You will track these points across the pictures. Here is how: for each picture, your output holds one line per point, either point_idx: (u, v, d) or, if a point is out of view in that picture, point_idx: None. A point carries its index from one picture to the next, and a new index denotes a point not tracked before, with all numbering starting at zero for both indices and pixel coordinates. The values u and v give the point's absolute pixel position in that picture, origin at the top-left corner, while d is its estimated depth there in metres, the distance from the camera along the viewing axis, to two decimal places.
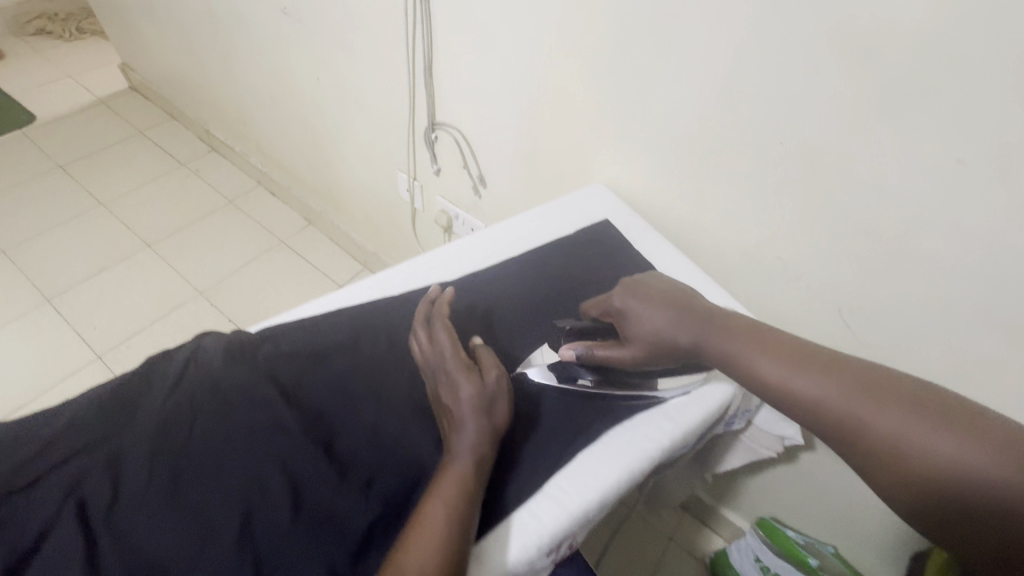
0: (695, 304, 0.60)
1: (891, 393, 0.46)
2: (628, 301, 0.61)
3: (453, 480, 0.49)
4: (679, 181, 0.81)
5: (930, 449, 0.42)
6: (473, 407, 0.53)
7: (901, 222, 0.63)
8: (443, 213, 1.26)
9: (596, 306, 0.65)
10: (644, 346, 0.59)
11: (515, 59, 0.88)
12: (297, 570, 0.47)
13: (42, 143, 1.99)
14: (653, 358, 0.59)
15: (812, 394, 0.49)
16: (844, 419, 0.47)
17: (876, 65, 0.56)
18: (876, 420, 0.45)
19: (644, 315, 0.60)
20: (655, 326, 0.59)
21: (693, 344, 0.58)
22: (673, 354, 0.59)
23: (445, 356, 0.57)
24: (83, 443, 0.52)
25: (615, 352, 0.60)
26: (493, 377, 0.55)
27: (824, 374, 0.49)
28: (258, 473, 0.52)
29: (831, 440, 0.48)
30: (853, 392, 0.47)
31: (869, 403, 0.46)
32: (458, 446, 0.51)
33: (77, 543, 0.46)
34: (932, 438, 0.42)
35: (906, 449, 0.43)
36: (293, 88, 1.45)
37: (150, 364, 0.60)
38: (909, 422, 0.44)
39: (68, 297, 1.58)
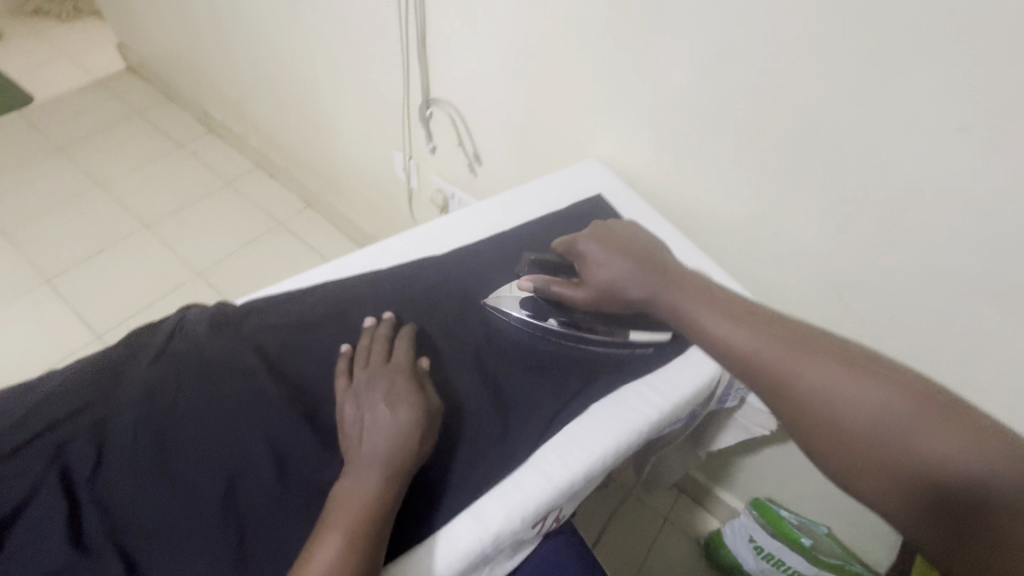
0: (653, 258, 0.61)
1: (821, 349, 0.49)
2: (590, 248, 0.63)
3: (358, 510, 0.46)
4: (674, 155, 0.79)
5: (853, 399, 0.45)
6: (409, 431, 0.50)
7: (899, 193, 0.62)
8: (439, 192, 1.25)
9: (563, 243, 0.65)
10: (596, 289, 0.60)
11: (509, 30, 0.86)
12: (281, 536, 0.48)
13: (39, 124, 1.98)
14: (604, 303, 0.61)
15: (808, 372, 0.48)
16: (779, 372, 0.50)
17: (876, 28, 0.55)
18: (807, 371, 0.48)
19: (604, 262, 0.61)
20: (609, 275, 0.60)
21: (644, 299, 0.60)
22: (621, 305, 0.61)
23: (394, 374, 0.54)
24: (68, 411, 0.52)
25: (570, 290, 0.61)
26: (436, 405, 0.53)
27: (764, 330, 0.52)
28: (243, 441, 0.52)
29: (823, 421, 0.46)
30: (789, 346, 0.50)
31: (803, 356, 0.49)
32: (374, 473, 0.48)
33: (61, 508, 0.47)
34: (929, 427, 0.41)
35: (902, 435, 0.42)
36: (288, 66, 1.43)
37: (137, 334, 0.59)
38: (836, 374, 0.47)
39: (68, 277, 1.58)
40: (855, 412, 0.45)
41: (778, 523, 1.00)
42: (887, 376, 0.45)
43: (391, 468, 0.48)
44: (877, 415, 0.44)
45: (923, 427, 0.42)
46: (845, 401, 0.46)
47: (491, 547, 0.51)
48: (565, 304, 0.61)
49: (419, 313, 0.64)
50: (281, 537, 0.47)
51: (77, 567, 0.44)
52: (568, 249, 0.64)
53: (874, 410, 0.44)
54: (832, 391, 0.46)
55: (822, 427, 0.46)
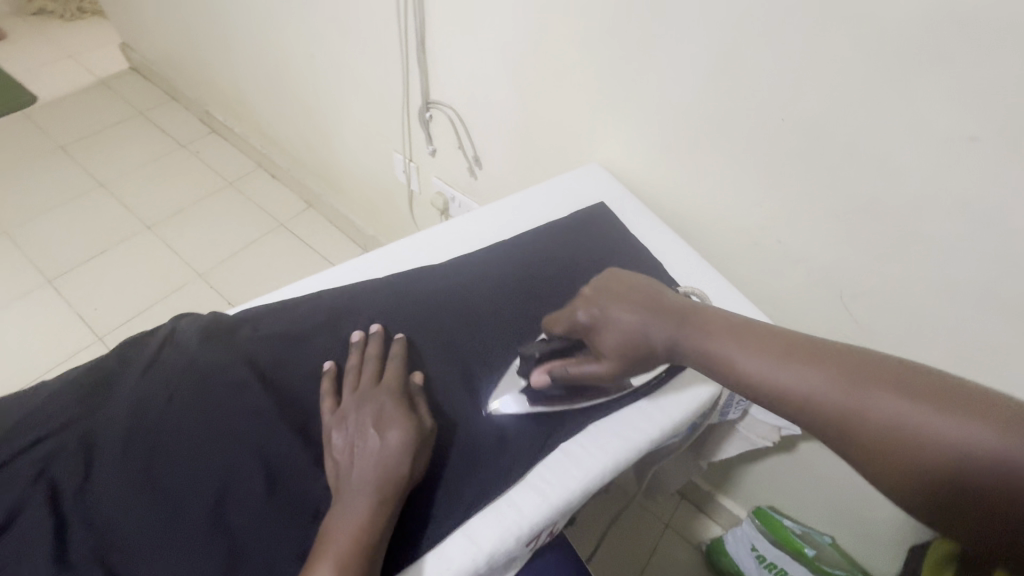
0: (666, 301, 0.55)
1: (885, 377, 0.41)
2: (594, 316, 0.56)
3: (351, 538, 0.45)
4: (677, 160, 0.78)
5: (942, 436, 0.37)
6: (401, 454, 0.49)
7: (907, 202, 0.60)
8: (439, 195, 1.23)
9: (561, 324, 0.58)
10: (619, 356, 0.54)
11: (508, 33, 0.85)
12: (270, 553, 0.47)
13: (43, 124, 1.99)
14: (631, 368, 0.55)
15: (801, 390, 0.44)
16: (842, 414, 0.42)
17: (882, 34, 0.53)
18: (876, 409, 0.40)
19: (619, 328, 0.54)
20: (627, 334, 0.54)
21: (671, 346, 0.53)
22: (651, 358, 0.54)
23: (383, 396, 0.53)
24: (57, 423, 0.51)
25: (594, 369, 0.55)
26: (430, 425, 0.53)
27: (810, 364, 0.45)
28: (231, 455, 0.51)
29: (841, 441, 0.42)
30: (846, 380, 0.42)
31: (863, 390, 0.41)
32: (365, 498, 0.47)
33: (48, 523, 0.46)
34: (954, 426, 0.37)
35: (933, 444, 0.37)
36: (289, 66, 1.42)
37: (128, 344, 0.59)
38: (910, 406, 0.39)
39: (69, 278, 1.59)
40: (950, 455, 0.36)
41: (780, 532, 0.99)
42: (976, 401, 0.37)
43: (382, 493, 0.48)
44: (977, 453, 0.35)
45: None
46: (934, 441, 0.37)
47: (485, 568, 0.50)
48: (591, 382, 0.56)
49: (415, 324, 0.63)
50: (269, 554, 0.47)
51: None
52: (569, 327, 0.58)
53: (972, 447, 0.35)
54: (913, 428, 0.38)
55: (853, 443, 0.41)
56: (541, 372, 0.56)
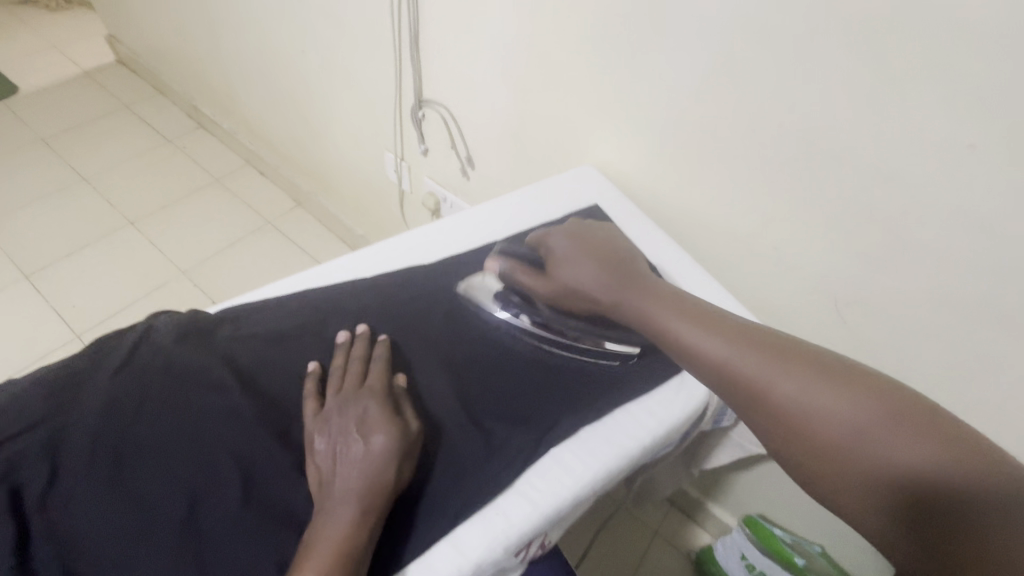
0: (625, 266, 0.60)
1: (798, 357, 0.47)
2: (558, 243, 0.62)
3: (333, 549, 0.43)
4: (672, 164, 0.77)
5: (831, 411, 0.43)
6: (385, 461, 0.47)
7: (904, 209, 0.60)
8: (431, 195, 1.22)
9: (535, 240, 0.64)
10: (565, 285, 0.59)
11: (503, 31, 0.83)
12: (244, 564, 0.44)
13: (23, 116, 1.93)
14: (575, 298, 0.59)
15: (721, 357, 0.50)
16: (749, 379, 0.47)
17: (880, 40, 0.53)
18: (779, 381, 0.46)
19: (574, 258, 0.60)
20: (580, 270, 0.59)
21: (613, 301, 0.58)
22: (591, 303, 0.59)
23: (367, 399, 0.51)
24: (21, 425, 0.49)
25: (536, 282, 0.60)
26: (416, 428, 0.51)
27: (735, 339, 0.50)
28: (207, 460, 0.48)
29: (740, 400, 0.48)
30: (764, 355, 0.48)
31: (777, 364, 0.47)
32: (349, 509, 0.45)
33: (8, 532, 0.43)
34: (835, 404, 0.43)
35: (814, 414, 0.43)
36: (279, 61, 1.40)
37: (101, 342, 0.56)
38: (810, 383, 0.45)
39: (47, 274, 1.54)
40: (836, 427, 0.42)
41: (767, 536, 0.98)
42: (866, 385, 0.43)
43: (366, 502, 0.45)
44: (849, 426, 0.42)
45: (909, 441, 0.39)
46: (826, 413, 0.43)
47: None
48: (530, 294, 0.60)
49: (403, 326, 0.61)
50: (246, 563, 0.44)
51: None
52: (537, 244, 0.63)
53: (846, 422, 0.42)
54: (808, 402, 0.44)
55: (750, 401, 0.47)
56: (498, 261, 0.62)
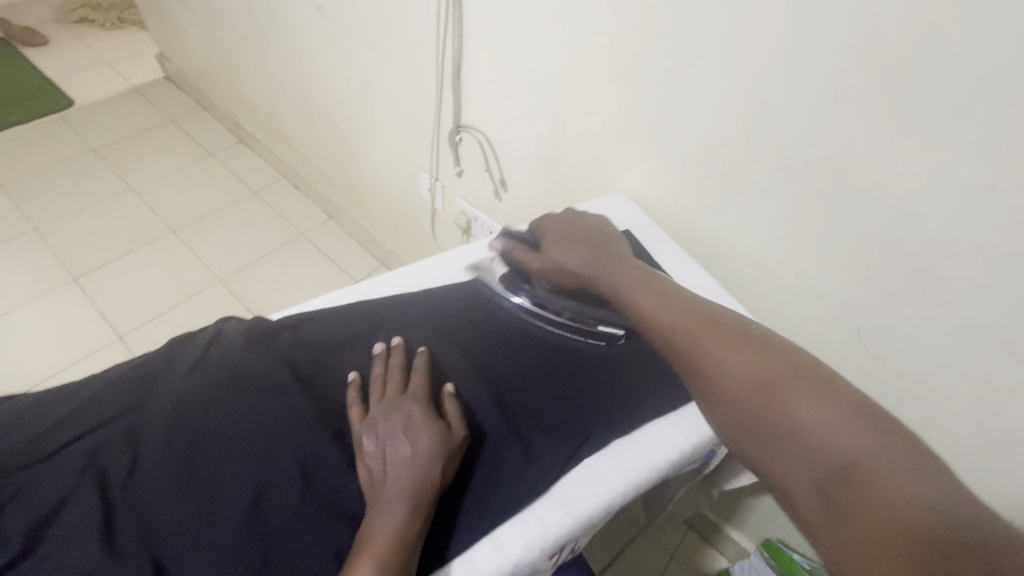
0: (605, 246, 0.67)
1: (725, 327, 0.54)
2: (551, 229, 0.69)
3: (387, 543, 0.47)
4: (701, 194, 0.81)
5: (757, 374, 0.49)
6: (432, 462, 0.51)
7: (925, 244, 0.63)
8: (463, 215, 1.27)
9: (535, 225, 0.71)
10: (550, 262, 0.66)
11: (541, 64, 0.89)
12: (304, 551, 0.48)
13: (77, 127, 2.05)
14: (558, 275, 0.66)
15: (665, 322, 0.57)
16: (683, 341, 0.55)
17: (902, 87, 0.57)
18: (708, 343, 0.53)
19: (563, 241, 0.67)
20: (565, 250, 0.66)
21: (591, 274, 0.65)
22: (572, 278, 0.66)
23: (409, 405, 0.55)
24: (106, 415, 0.54)
25: (529, 257, 0.67)
26: (458, 431, 0.55)
27: (682, 315, 0.57)
28: (270, 454, 0.53)
29: (674, 357, 0.56)
30: (704, 328, 0.55)
31: (714, 337, 0.54)
32: (401, 505, 0.49)
33: (96, 510, 0.48)
34: (750, 361, 0.51)
35: (729, 367, 0.51)
36: (322, 84, 1.48)
37: (175, 344, 0.62)
38: (734, 349, 0.52)
39: (93, 277, 1.62)
40: (759, 387, 0.49)
41: (782, 559, 1.00)
42: (788, 358, 0.50)
43: (417, 500, 0.49)
44: (755, 379, 0.49)
45: (817, 400, 0.46)
46: (753, 376, 0.50)
47: None
48: (524, 269, 0.68)
49: (444, 339, 0.65)
50: (306, 551, 0.48)
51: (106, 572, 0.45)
52: (537, 229, 0.71)
53: (754, 376, 0.50)
54: (739, 368, 0.51)
55: (680, 356, 0.55)
56: (499, 241, 0.70)
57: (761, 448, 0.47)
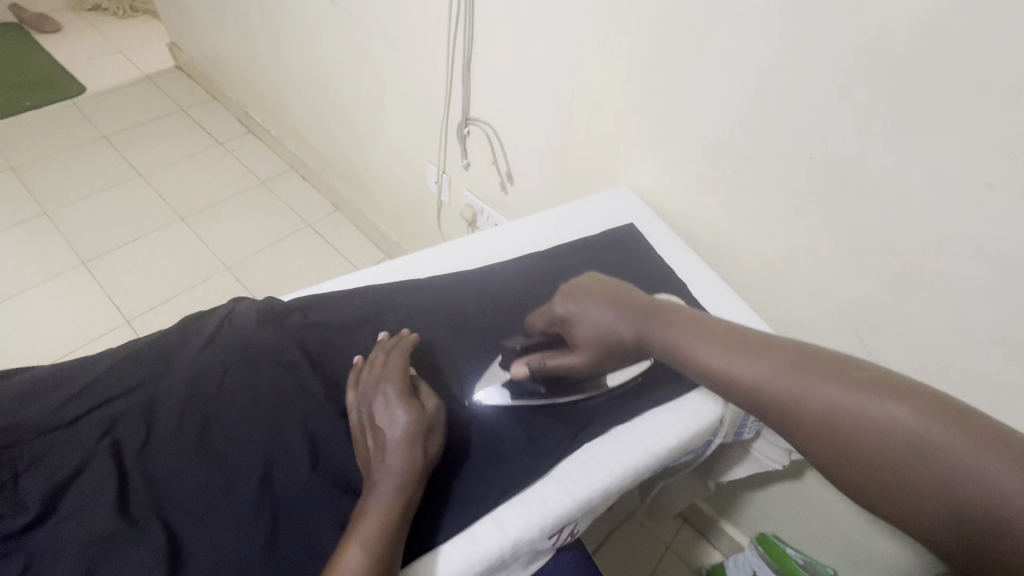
0: (635, 299, 0.62)
1: (821, 368, 0.50)
2: (571, 311, 0.62)
3: (376, 521, 0.47)
4: (704, 189, 0.82)
5: (870, 419, 0.45)
6: (410, 437, 0.51)
7: (924, 241, 0.64)
8: (469, 207, 1.29)
9: (542, 317, 0.64)
10: (593, 349, 0.60)
11: (551, 59, 0.90)
12: (311, 522, 0.50)
13: (89, 114, 2.07)
14: (605, 358, 0.61)
15: (752, 375, 0.53)
16: (782, 395, 0.50)
17: (905, 87, 0.58)
18: (812, 395, 0.49)
19: (590, 318, 0.61)
20: (603, 325, 0.61)
21: (639, 337, 0.60)
22: (620, 350, 0.61)
23: (383, 384, 0.55)
24: (120, 388, 0.56)
25: (571, 361, 0.60)
26: (433, 408, 0.55)
27: (762, 355, 0.53)
28: (280, 429, 0.55)
29: (774, 416, 0.51)
30: (791, 369, 0.51)
31: (805, 378, 0.50)
32: (387, 483, 0.49)
33: (111, 478, 0.50)
34: (869, 411, 0.46)
35: (848, 420, 0.46)
36: (333, 75, 1.50)
37: (188, 322, 0.63)
38: (846, 397, 0.47)
39: (103, 261, 1.64)
40: (875, 434, 0.45)
41: (777, 552, 1.01)
42: (898, 391, 0.46)
43: (400, 475, 0.49)
44: (885, 430, 0.44)
45: (948, 443, 0.42)
46: (861, 420, 0.46)
47: (509, 553, 0.53)
48: (563, 375, 0.61)
49: (450, 326, 0.67)
50: (313, 521, 0.50)
51: (122, 536, 0.47)
52: (549, 320, 0.64)
53: (883, 427, 0.45)
54: (844, 412, 0.47)
55: (783, 415, 0.50)
56: (522, 364, 0.60)
57: (931, 517, 0.42)
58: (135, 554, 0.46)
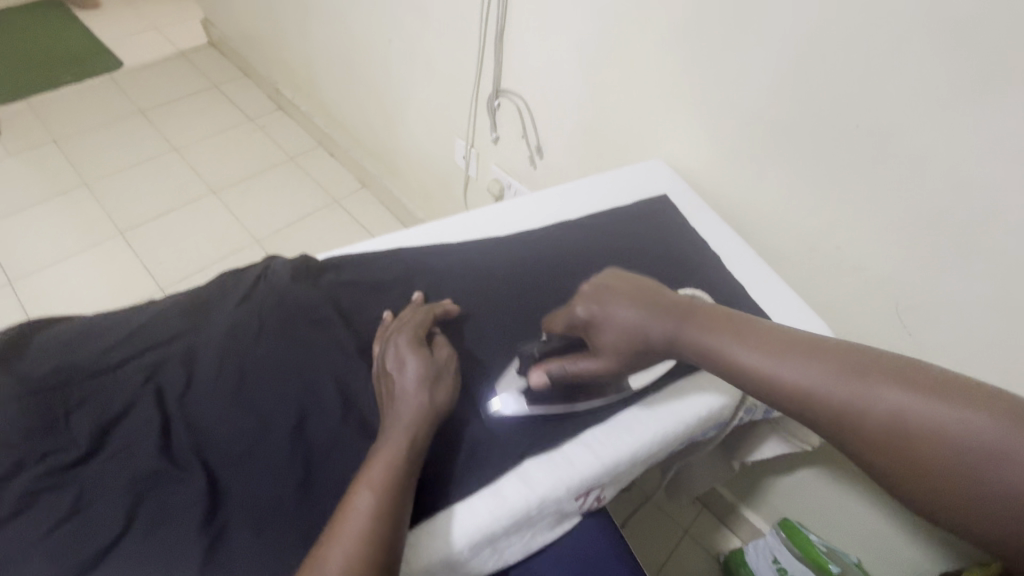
0: (664, 298, 0.56)
1: (874, 368, 0.45)
2: (595, 314, 0.57)
3: (383, 464, 0.47)
4: (741, 162, 0.80)
5: (942, 430, 0.41)
6: (419, 384, 0.51)
7: (975, 214, 0.61)
8: (497, 182, 1.28)
9: (562, 322, 0.59)
10: (616, 354, 0.56)
11: (586, 28, 0.88)
12: (342, 469, 0.51)
13: (126, 88, 2.12)
14: (630, 361, 0.56)
15: (798, 381, 0.47)
16: (834, 403, 0.45)
17: (964, 48, 0.56)
18: (868, 399, 0.44)
19: (615, 322, 0.56)
20: (629, 331, 0.55)
21: (671, 344, 0.55)
22: (648, 354, 0.56)
23: (397, 335, 0.56)
24: (163, 336, 0.57)
25: (592, 366, 0.57)
26: (443, 355, 0.55)
27: (812, 359, 0.48)
28: (314, 379, 0.56)
29: (820, 422, 0.46)
30: (847, 374, 0.46)
31: (863, 383, 0.45)
32: (396, 427, 0.49)
33: (154, 420, 0.52)
34: (935, 415, 0.41)
35: (908, 426, 0.42)
36: (364, 49, 1.49)
37: (227, 278, 0.65)
38: (906, 401, 0.43)
39: (138, 232, 1.68)
40: (947, 447, 0.40)
41: (799, 538, 1.00)
42: (969, 396, 0.41)
43: (410, 421, 0.49)
44: (954, 436, 0.40)
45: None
46: (932, 430, 0.41)
47: (534, 510, 0.54)
48: (585, 380, 0.58)
49: (478, 290, 0.67)
50: (344, 468, 0.51)
51: (165, 473, 0.49)
52: (569, 325, 0.58)
53: (950, 433, 0.40)
54: (910, 422, 0.42)
55: (830, 421, 0.46)
56: (543, 374, 0.57)
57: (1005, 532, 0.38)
58: (178, 490, 0.48)
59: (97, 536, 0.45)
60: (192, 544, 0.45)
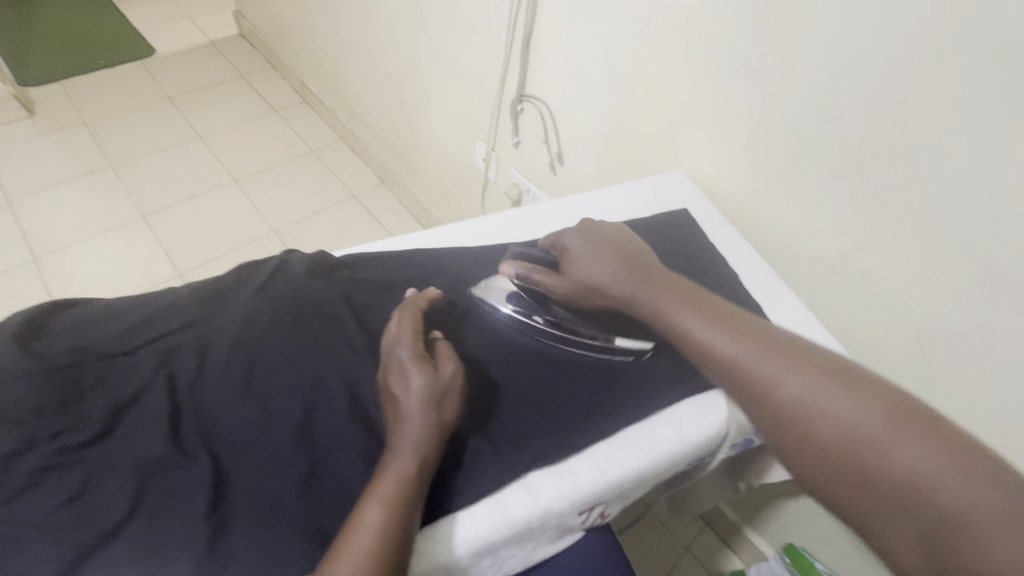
0: (649, 266, 0.64)
1: (801, 356, 0.53)
2: (574, 242, 0.65)
3: (394, 479, 0.46)
4: (763, 179, 0.79)
5: (835, 412, 0.49)
6: (425, 400, 0.51)
7: (1008, 244, 0.59)
8: (515, 186, 1.28)
9: (550, 240, 0.68)
10: (574, 283, 0.63)
11: (615, 36, 0.88)
12: (345, 467, 0.51)
13: (156, 74, 2.16)
14: (582, 296, 0.63)
15: (736, 353, 0.55)
16: (758, 376, 0.53)
17: (1004, 74, 0.54)
18: (789, 380, 0.52)
19: (588, 259, 0.64)
20: (592, 271, 0.63)
21: (625, 294, 0.62)
22: (601, 295, 0.63)
23: (399, 346, 0.54)
24: (177, 324, 0.58)
25: (550, 281, 0.63)
26: (448, 371, 0.53)
27: (751, 339, 0.55)
28: (322, 375, 0.56)
29: (742, 388, 0.54)
30: (775, 355, 0.54)
31: (838, 389, 0.50)
32: (405, 443, 0.48)
33: (165, 406, 0.52)
34: (834, 402, 0.49)
35: (809, 405, 0.50)
36: (391, 45, 1.50)
37: (244, 269, 0.65)
38: (815, 385, 0.50)
39: (161, 216, 1.71)
40: (836, 426, 0.48)
41: (803, 564, 0.97)
42: (923, 427, 0.45)
43: (419, 437, 0.49)
44: (844, 423, 0.48)
45: (903, 446, 0.45)
46: (828, 412, 0.49)
47: (536, 523, 0.53)
48: (544, 295, 0.64)
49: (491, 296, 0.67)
50: (347, 467, 0.51)
51: (171, 460, 0.49)
52: (554, 245, 0.67)
53: (841, 418, 0.48)
54: (817, 400, 0.50)
55: (750, 391, 0.54)
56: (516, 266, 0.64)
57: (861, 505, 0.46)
58: (184, 478, 0.48)
59: (101, 520, 0.46)
60: (194, 535, 0.45)
